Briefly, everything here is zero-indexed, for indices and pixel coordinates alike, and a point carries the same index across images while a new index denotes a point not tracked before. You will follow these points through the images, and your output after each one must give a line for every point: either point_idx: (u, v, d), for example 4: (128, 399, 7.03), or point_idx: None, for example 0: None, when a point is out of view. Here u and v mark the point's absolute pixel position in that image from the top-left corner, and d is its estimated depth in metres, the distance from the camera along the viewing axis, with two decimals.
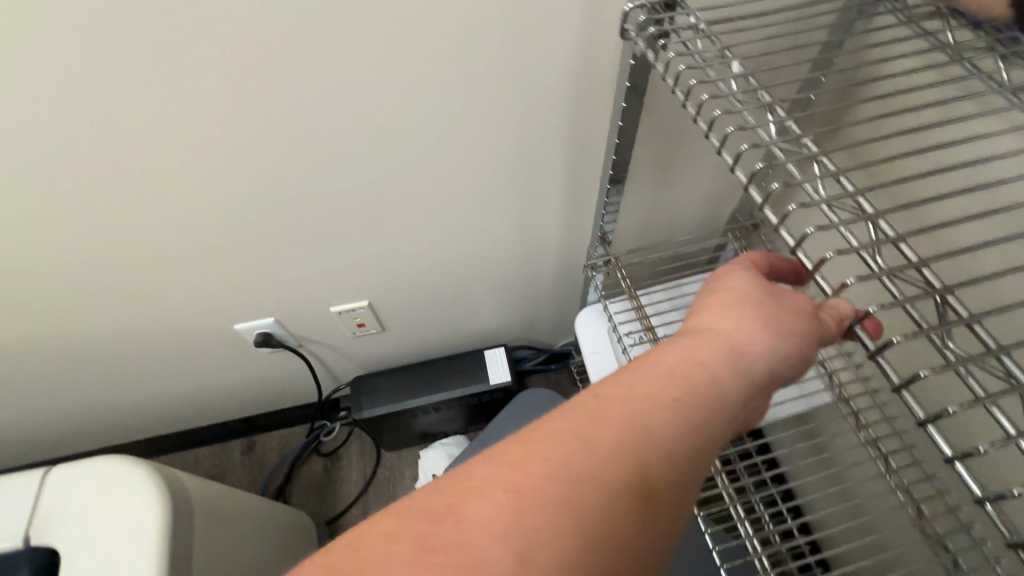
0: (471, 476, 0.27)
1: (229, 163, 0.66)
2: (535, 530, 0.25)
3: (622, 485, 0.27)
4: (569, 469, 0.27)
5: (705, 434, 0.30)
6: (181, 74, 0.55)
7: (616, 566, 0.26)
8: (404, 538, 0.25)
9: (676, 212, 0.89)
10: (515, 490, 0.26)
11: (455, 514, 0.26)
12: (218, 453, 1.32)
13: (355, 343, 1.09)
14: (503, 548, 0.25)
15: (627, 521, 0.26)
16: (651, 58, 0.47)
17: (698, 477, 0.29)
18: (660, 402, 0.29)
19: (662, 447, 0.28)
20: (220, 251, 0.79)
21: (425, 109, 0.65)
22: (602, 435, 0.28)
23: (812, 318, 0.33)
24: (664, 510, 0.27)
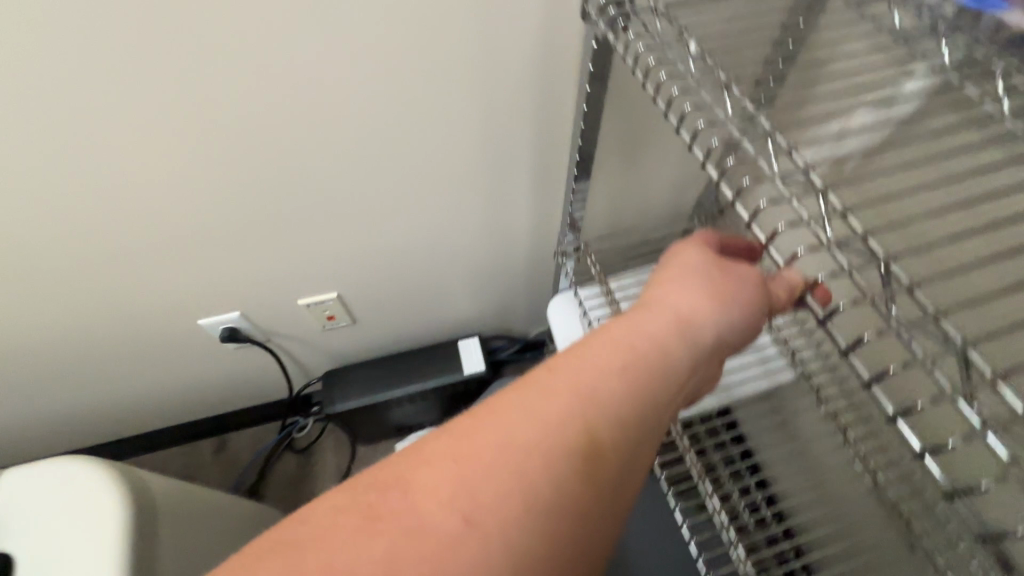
0: (421, 448, 0.28)
1: (189, 153, 0.64)
2: (482, 496, 0.26)
3: (571, 453, 0.27)
4: (517, 438, 0.27)
5: (654, 401, 0.30)
6: (130, 58, 0.53)
7: (562, 529, 0.26)
8: (350, 508, 0.25)
9: (644, 198, 0.91)
10: (462, 460, 0.27)
11: (401, 485, 0.26)
12: (187, 454, 1.28)
13: (325, 336, 1.07)
14: (449, 515, 0.25)
15: (575, 486, 0.27)
16: (611, 40, 0.48)
17: (648, 442, 0.30)
18: (610, 371, 0.30)
19: (611, 414, 0.29)
20: (182, 246, 0.77)
21: (393, 97, 0.64)
22: (552, 406, 0.28)
23: (759, 289, 0.34)
24: (612, 476, 0.28)
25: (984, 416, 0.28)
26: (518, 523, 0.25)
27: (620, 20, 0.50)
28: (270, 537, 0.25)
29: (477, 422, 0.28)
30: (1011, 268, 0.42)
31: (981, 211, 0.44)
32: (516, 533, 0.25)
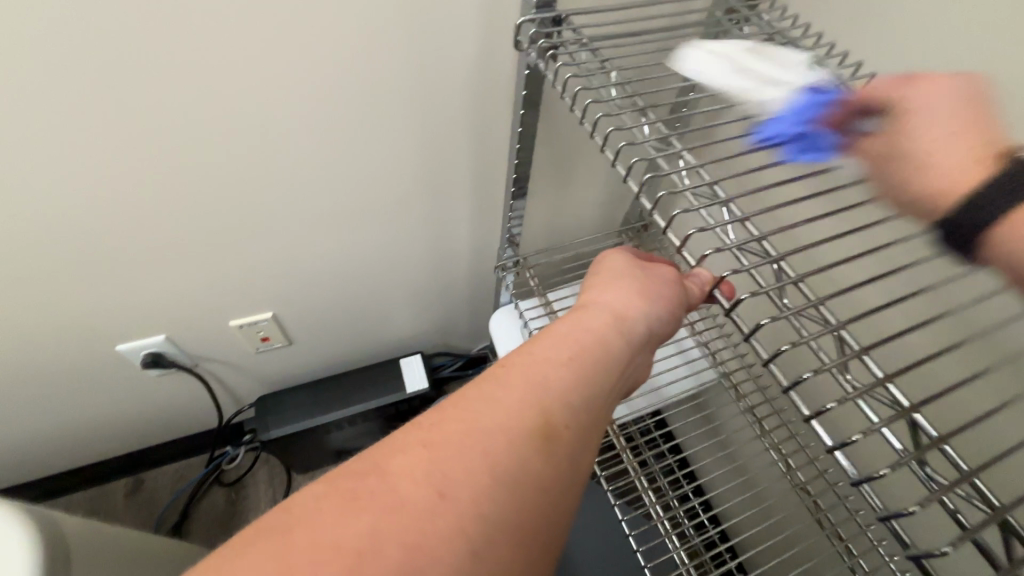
0: (392, 439, 0.29)
1: (115, 168, 0.62)
2: (451, 473, 0.27)
3: (528, 430, 0.30)
4: (479, 423, 0.29)
5: (598, 384, 0.33)
6: (58, 75, 0.52)
7: (526, 501, 0.28)
8: (331, 493, 0.27)
9: (577, 215, 0.96)
10: (430, 445, 0.28)
11: (377, 470, 0.28)
12: (97, 498, 1.17)
13: (259, 359, 1.03)
14: (422, 490, 0.27)
15: (533, 461, 0.29)
16: (542, 69, 0.53)
17: (596, 422, 0.33)
18: (557, 361, 0.33)
19: (563, 396, 0.31)
20: (100, 267, 0.73)
21: (333, 117, 0.66)
22: (509, 392, 0.31)
23: (677, 287, 0.39)
24: (568, 450, 0.30)
25: (855, 384, 0.34)
26: (484, 496, 0.27)
27: (549, 50, 0.55)
28: (250, 533, 0.26)
29: (441, 414, 0.30)
30: None
31: None
32: (481, 505, 0.27)
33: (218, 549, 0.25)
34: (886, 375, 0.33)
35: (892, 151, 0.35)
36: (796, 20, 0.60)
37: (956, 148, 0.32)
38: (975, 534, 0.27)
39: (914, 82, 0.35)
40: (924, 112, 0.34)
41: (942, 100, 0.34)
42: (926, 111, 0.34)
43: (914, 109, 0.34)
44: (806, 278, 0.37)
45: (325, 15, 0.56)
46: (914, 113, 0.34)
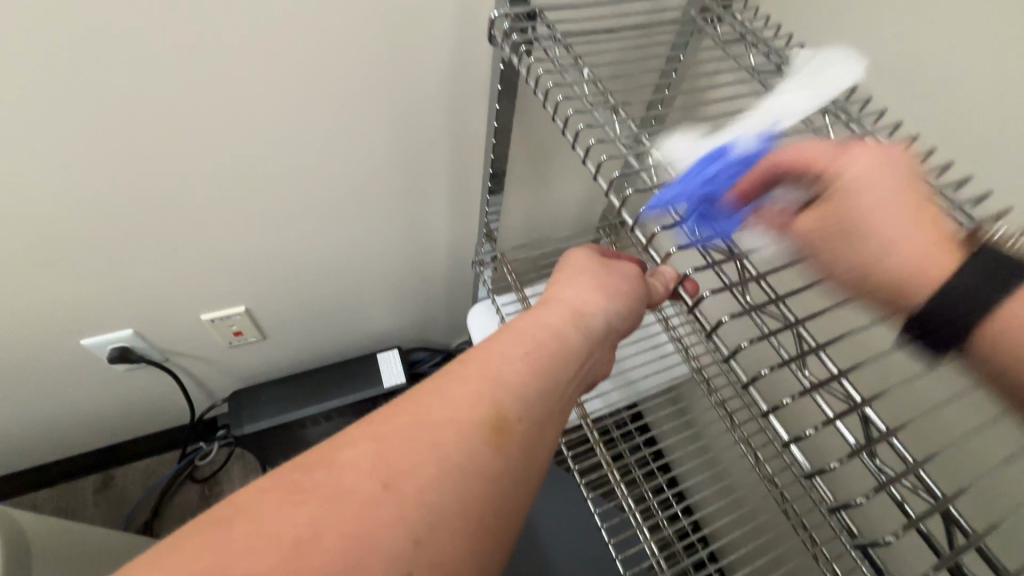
0: (344, 434, 0.29)
1: (77, 158, 0.60)
2: (400, 464, 0.27)
3: (481, 424, 0.30)
4: (431, 417, 0.29)
5: (554, 378, 0.33)
6: (14, 60, 0.50)
7: (477, 492, 0.28)
8: (276, 486, 0.26)
9: (555, 210, 0.97)
10: (381, 438, 0.28)
11: (326, 463, 0.28)
12: (64, 495, 1.14)
13: (232, 354, 1.01)
14: (368, 481, 0.27)
15: (485, 453, 0.29)
16: (515, 64, 0.53)
17: (551, 416, 0.33)
18: (513, 357, 0.33)
19: (516, 390, 0.32)
20: (63, 259, 0.71)
21: (307, 109, 0.65)
22: (463, 387, 0.31)
23: (639, 282, 0.40)
24: (521, 443, 0.30)
25: (811, 379, 0.35)
26: (432, 488, 0.27)
27: (523, 45, 0.55)
28: (190, 525, 0.25)
29: (395, 409, 0.30)
30: None
31: None
32: (429, 496, 0.27)
33: (154, 544, 0.25)
34: (840, 369, 0.34)
35: (841, 232, 0.34)
36: (768, 19, 0.60)
37: (924, 232, 0.32)
38: (917, 524, 0.29)
39: (844, 152, 0.35)
40: (863, 189, 0.33)
41: (884, 171, 0.33)
42: (868, 183, 0.33)
43: (855, 194, 0.34)
44: (766, 274, 0.38)
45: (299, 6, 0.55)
46: (856, 190, 0.34)
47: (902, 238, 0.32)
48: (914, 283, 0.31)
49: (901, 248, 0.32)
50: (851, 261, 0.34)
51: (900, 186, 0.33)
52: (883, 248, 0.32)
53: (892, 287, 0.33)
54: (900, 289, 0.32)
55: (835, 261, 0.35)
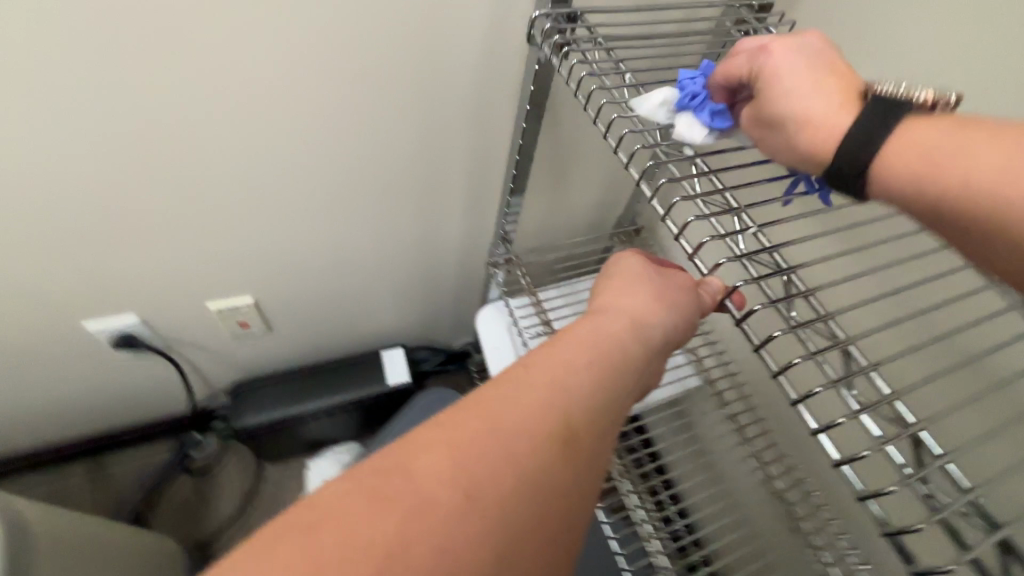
0: (412, 437, 0.28)
1: (94, 135, 0.59)
2: (473, 473, 0.27)
3: (549, 433, 0.29)
4: (501, 425, 0.28)
5: (617, 387, 0.33)
6: (48, 40, 0.50)
7: (547, 506, 0.28)
8: (351, 492, 0.26)
9: (571, 215, 0.96)
10: (451, 444, 0.27)
11: (398, 469, 0.27)
12: (53, 481, 1.12)
13: (236, 345, 1.00)
14: (443, 491, 0.26)
15: (556, 463, 0.28)
16: (557, 65, 0.52)
17: (614, 425, 0.32)
18: (576, 365, 0.32)
19: (582, 399, 0.31)
20: (73, 240, 0.69)
21: (335, 105, 0.65)
22: (530, 393, 0.30)
23: (689, 294, 0.41)
24: (587, 454, 0.30)
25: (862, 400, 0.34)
26: (507, 499, 0.27)
27: (563, 46, 0.55)
28: (264, 532, 0.24)
29: (461, 413, 0.29)
30: (876, 281, 0.52)
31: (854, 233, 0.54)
32: (503, 508, 0.26)
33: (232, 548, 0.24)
34: (892, 392, 0.34)
35: (765, 118, 0.38)
36: (804, 33, 0.60)
37: (827, 107, 0.35)
38: (977, 553, 0.28)
39: (764, 49, 0.38)
40: (772, 74, 0.37)
41: (794, 63, 0.37)
42: (782, 72, 0.37)
43: (771, 66, 0.37)
44: (815, 291, 0.37)
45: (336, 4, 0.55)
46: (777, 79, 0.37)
47: (797, 99, 0.36)
48: (823, 152, 0.34)
49: (812, 128, 0.35)
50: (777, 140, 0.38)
51: (805, 72, 0.36)
52: (798, 126, 0.36)
53: (810, 158, 0.35)
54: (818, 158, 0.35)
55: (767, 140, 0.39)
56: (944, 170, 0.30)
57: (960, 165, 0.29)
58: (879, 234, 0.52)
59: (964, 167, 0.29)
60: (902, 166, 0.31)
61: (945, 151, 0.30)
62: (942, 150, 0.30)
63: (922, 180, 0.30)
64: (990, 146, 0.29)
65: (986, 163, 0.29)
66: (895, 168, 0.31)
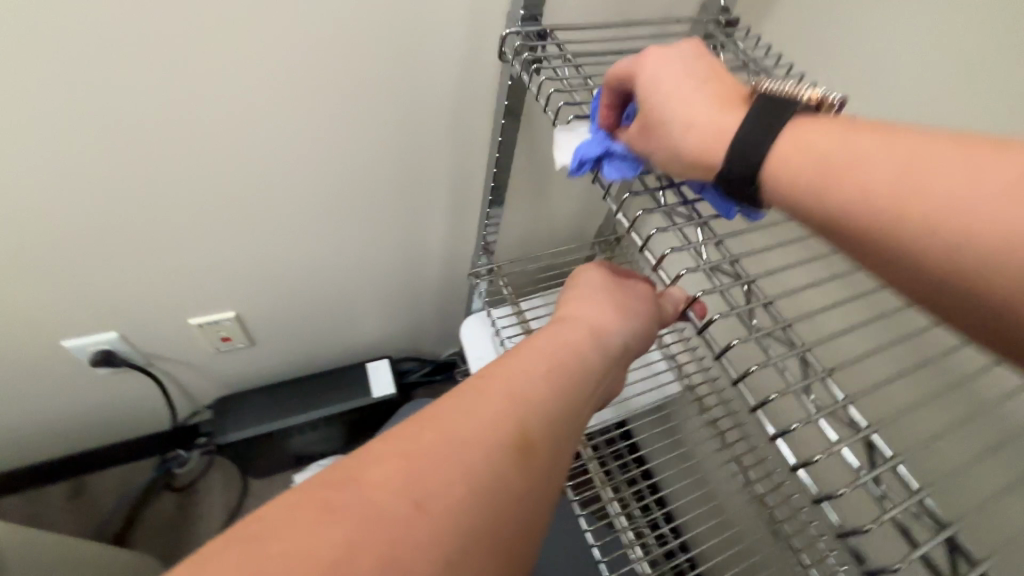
0: (373, 447, 0.29)
1: (74, 154, 0.59)
2: (435, 479, 0.27)
3: (511, 440, 0.30)
4: (462, 433, 0.29)
5: (578, 395, 0.34)
6: (27, 62, 0.51)
7: (507, 511, 0.28)
8: (312, 499, 0.26)
9: (552, 225, 0.97)
10: (414, 452, 0.28)
11: (362, 476, 0.27)
12: (33, 502, 1.10)
13: (219, 359, 0.99)
14: (405, 499, 0.27)
15: (513, 470, 0.29)
16: (527, 83, 0.54)
17: (574, 432, 0.33)
18: (538, 374, 0.33)
19: (544, 408, 0.32)
20: (50, 258, 0.70)
21: (316, 120, 0.66)
22: (491, 402, 0.31)
23: (650, 302, 0.42)
24: (548, 460, 0.31)
25: (817, 405, 0.35)
26: (468, 504, 0.27)
27: (533, 63, 0.56)
28: (226, 540, 0.25)
29: (423, 422, 0.30)
30: (839, 287, 0.54)
31: (818, 240, 0.55)
32: (464, 513, 0.27)
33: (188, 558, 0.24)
34: (845, 395, 0.35)
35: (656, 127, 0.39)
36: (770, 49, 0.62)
37: (706, 112, 0.37)
38: (922, 552, 0.29)
39: (642, 68, 0.41)
40: (657, 93, 0.39)
41: (668, 77, 0.39)
42: (656, 83, 0.39)
43: (647, 82, 0.40)
44: (770, 298, 0.38)
45: (315, 25, 0.57)
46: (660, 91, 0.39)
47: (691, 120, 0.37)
48: (708, 155, 0.36)
49: (694, 131, 0.37)
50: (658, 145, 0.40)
51: (687, 81, 0.39)
52: (678, 131, 0.38)
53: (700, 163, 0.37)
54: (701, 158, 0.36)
55: (653, 150, 0.40)
56: (838, 179, 0.31)
57: (851, 171, 0.30)
58: (842, 241, 0.54)
59: (857, 167, 0.30)
60: (803, 167, 0.32)
61: (854, 146, 0.31)
62: (828, 153, 0.31)
63: (825, 178, 0.31)
64: (879, 145, 0.30)
65: (880, 162, 0.30)
66: (793, 165, 0.32)
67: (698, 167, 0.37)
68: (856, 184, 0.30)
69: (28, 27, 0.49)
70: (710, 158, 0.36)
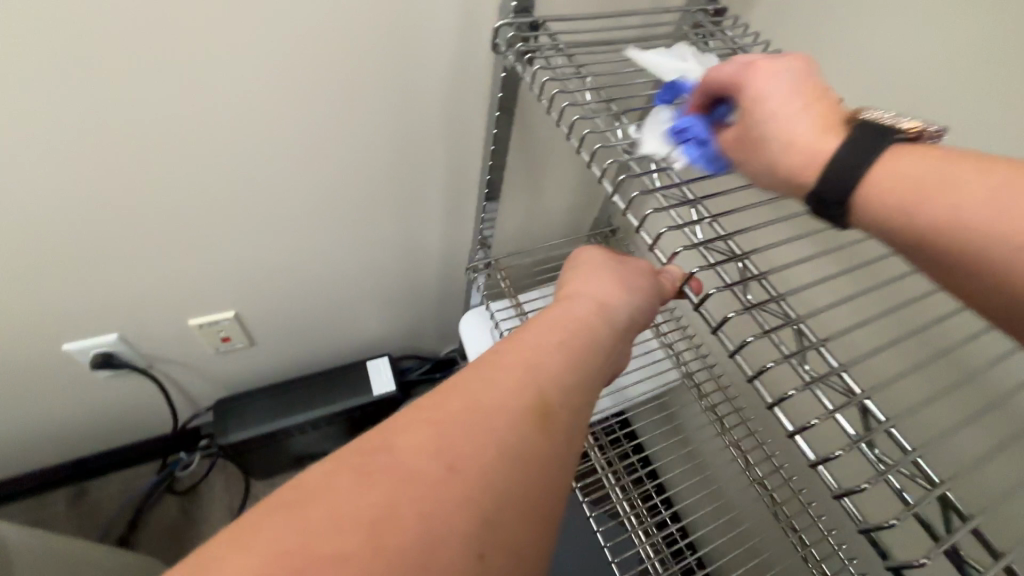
0: (394, 420, 0.30)
1: (71, 153, 0.59)
2: (456, 445, 0.28)
3: (527, 408, 0.31)
4: (479, 402, 0.30)
5: (589, 366, 0.35)
6: (23, 61, 0.51)
7: (529, 475, 0.29)
8: (338, 470, 0.27)
9: (548, 218, 0.98)
10: (433, 421, 0.29)
11: (384, 446, 0.28)
12: (35, 509, 1.10)
13: (219, 360, 0.99)
14: (427, 463, 0.27)
15: (532, 435, 0.30)
16: (522, 73, 0.55)
17: (587, 401, 0.34)
18: (549, 346, 0.34)
19: (557, 378, 0.33)
20: (48, 260, 0.70)
21: (312, 115, 0.66)
22: (505, 373, 0.32)
23: (652, 279, 0.43)
24: (564, 426, 0.31)
25: (813, 373, 0.36)
26: (490, 468, 0.28)
27: (527, 54, 0.57)
28: (255, 513, 0.25)
29: (439, 395, 0.31)
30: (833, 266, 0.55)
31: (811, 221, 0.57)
32: (487, 476, 0.28)
33: (224, 525, 0.25)
34: (840, 362, 0.36)
35: (752, 137, 0.39)
36: (759, 37, 0.63)
37: (807, 123, 0.36)
38: (917, 508, 0.30)
39: (751, 67, 0.39)
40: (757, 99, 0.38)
41: (773, 82, 0.38)
42: (770, 96, 0.38)
43: (757, 92, 0.38)
44: (765, 272, 0.40)
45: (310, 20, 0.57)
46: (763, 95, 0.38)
47: (788, 133, 0.36)
48: (802, 176, 0.36)
49: (794, 148, 0.36)
50: (761, 165, 0.39)
51: (790, 91, 0.37)
52: (783, 151, 0.37)
53: (792, 181, 0.37)
54: (795, 176, 0.36)
55: (748, 162, 0.40)
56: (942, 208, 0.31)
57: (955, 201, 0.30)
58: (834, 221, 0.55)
59: (961, 197, 0.30)
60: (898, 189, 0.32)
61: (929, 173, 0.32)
62: (920, 181, 0.32)
63: (918, 204, 0.31)
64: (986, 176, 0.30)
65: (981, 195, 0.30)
66: (887, 190, 0.33)
67: (796, 191, 0.37)
68: (943, 208, 0.31)
69: (23, 25, 0.49)
70: (809, 190, 0.36)
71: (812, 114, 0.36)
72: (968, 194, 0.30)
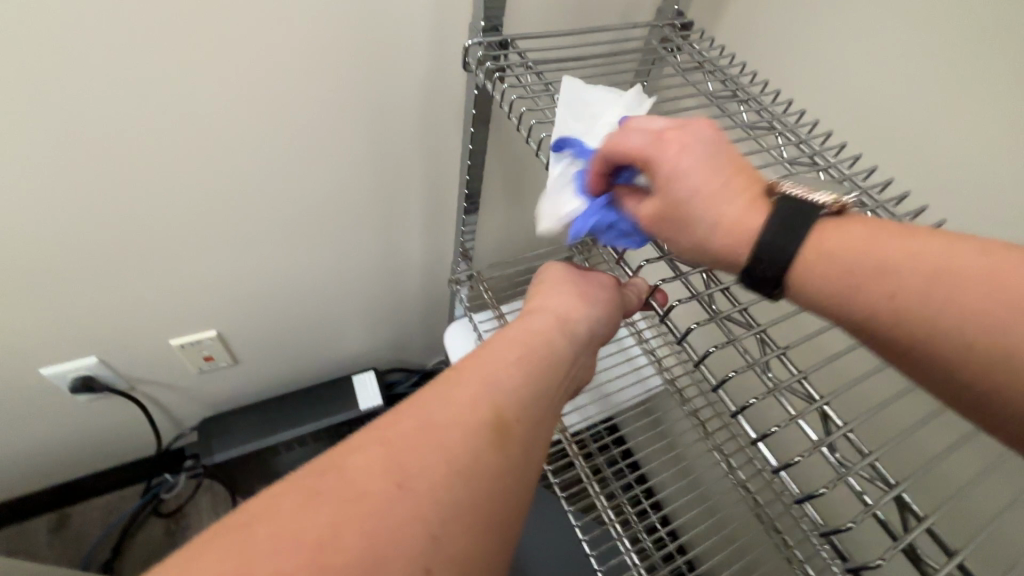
0: (351, 440, 0.30)
1: (44, 175, 0.59)
2: (411, 463, 0.29)
3: (482, 424, 0.31)
4: (435, 420, 0.31)
5: (547, 380, 0.36)
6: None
7: (484, 490, 0.29)
8: (291, 491, 0.27)
9: (528, 229, 0.99)
10: (388, 441, 0.29)
11: (338, 466, 0.28)
12: (13, 538, 1.07)
13: (201, 380, 0.99)
14: (381, 482, 0.28)
15: (488, 450, 0.30)
16: (491, 92, 0.56)
17: (546, 414, 0.35)
18: (508, 362, 0.35)
19: (514, 393, 0.33)
20: (23, 283, 0.69)
21: (290, 132, 0.67)
22: (462, 390, 0.32)
23: (614, 291, 0.44)
24: (521, 441, 0.32)
25: (773, 380, 0.37)
26: (445, 485, 0.28)
27: (496, 72, 0.58)
28: (207, 538, 0.25)
29: (396, 414, 0.31)
30: None
31: None
32: (440, 493, 0.28)
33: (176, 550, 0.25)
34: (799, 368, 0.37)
35: (669, 208, 0.38)
36: (724, 50, 0.65)
37: (734, 203, 0.36)
38: (874, 509, 0.31)
39: (659, 139, 0.39)
40: (672, 172, 0.37)
41: (697, 152, 0.38)
42: (685, 178, 0.37)
43: (671, 167, 0.38)
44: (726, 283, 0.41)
45: (286, 38, 0.58)
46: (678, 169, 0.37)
47: (709, 213, 0.36)
48: (731, 256, 0.36)
49: (720, 228, 0.36)
50: (684, 241, 0.38)
51: (705, 164, 0.37)
52: (708, 231, 0.37)
53: (721, 259, 0.37)
54: (724, 255, 0.37)
55: (669, 236, 0.40)
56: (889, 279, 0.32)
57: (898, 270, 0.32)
58: None
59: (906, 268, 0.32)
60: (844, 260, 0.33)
61: (880, 244, 0.33)
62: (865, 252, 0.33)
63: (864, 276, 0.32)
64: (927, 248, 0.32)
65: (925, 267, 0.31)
66: (834, 260, 0.33)
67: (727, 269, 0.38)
68: (892, 283, 0.32)
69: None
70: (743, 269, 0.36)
71: (727, 191, 0.37)
72: (912, 264, 0.32)
